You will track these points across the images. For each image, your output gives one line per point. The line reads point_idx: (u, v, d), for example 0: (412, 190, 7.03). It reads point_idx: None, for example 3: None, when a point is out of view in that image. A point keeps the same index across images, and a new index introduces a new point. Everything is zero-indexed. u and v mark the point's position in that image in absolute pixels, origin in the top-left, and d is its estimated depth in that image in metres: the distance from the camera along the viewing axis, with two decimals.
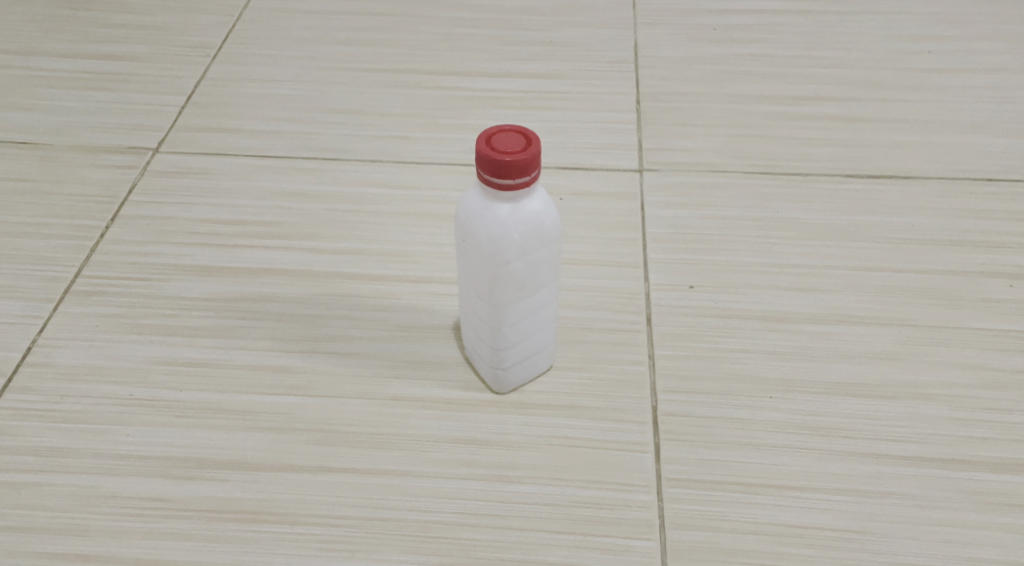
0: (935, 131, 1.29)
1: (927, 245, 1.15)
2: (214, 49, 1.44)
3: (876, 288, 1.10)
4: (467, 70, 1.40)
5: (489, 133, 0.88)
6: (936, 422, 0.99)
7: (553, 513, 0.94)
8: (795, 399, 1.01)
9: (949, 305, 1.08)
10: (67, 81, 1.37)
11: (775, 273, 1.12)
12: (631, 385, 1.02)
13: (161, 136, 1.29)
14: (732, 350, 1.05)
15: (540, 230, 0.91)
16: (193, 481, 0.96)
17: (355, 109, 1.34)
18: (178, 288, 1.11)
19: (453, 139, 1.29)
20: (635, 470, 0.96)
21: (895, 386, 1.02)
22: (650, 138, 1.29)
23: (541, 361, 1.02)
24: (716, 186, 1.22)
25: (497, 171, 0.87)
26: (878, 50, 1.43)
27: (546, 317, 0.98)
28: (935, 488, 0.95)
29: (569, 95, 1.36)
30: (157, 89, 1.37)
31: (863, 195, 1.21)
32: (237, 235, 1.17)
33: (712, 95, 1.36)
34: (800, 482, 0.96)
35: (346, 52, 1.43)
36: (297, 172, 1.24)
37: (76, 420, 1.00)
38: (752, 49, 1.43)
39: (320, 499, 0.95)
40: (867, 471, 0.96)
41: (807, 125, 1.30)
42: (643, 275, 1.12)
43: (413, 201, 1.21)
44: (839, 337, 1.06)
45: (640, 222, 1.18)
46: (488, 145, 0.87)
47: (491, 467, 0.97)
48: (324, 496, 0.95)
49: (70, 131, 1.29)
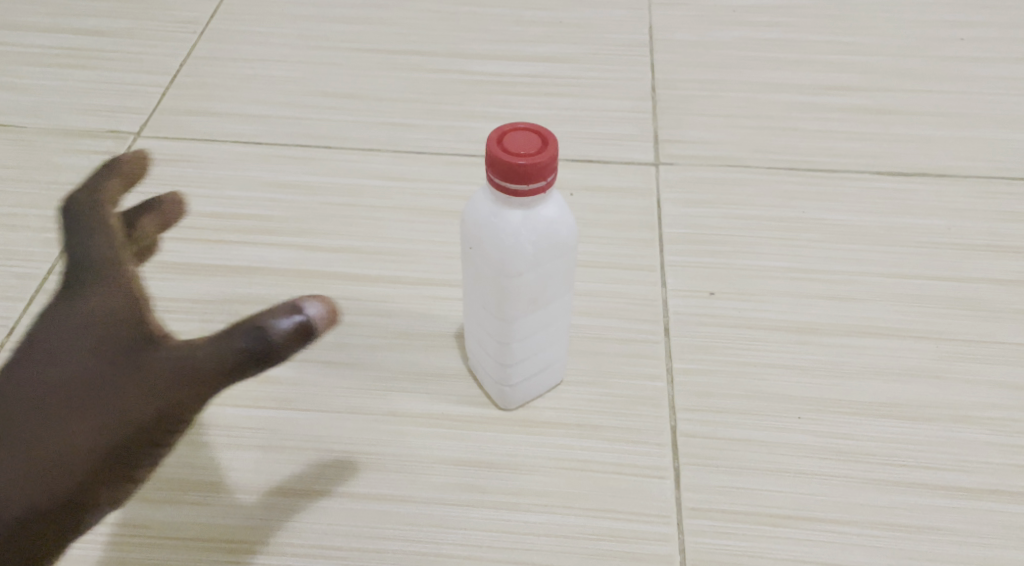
0: (971, 125, 1.21)
1: (965, 250, 1.07)
2: (200, 24, 1.35)
3: (911, 298, 1.03)
4: (471, 52, 1.31)
5: (501, 131, 0.80)
6: (978, 448, 0.92)
7: (564, 546, 0.87)
8: (827, 421, 0.94)
9: (990, 318, 1.01)
10: (43, 58, 1.28)
11: (803, 279, 1.04)
12: (649, 402, 0.95)
13: (142, 118, 1.20)
14: (759, 364, 0.97)
15: (555, 239, 0.83)
16: (173, 505, 0.89)
17: (352, 93, 1.25)
18: (161, 288, 1.03)
19: (456, 128, 1.21)
20: (655, 499, 0.89)
21: (933, 407, 0.95)
22: (668, 128, 1.21)
23: (552, 376, 0.94)
24: (739, 183, 1.14)
25: (507, 175, 0.79)
26: (907, 36, 1.34)
27: (558, 328, 0.90)
28: (975, 522, 0.89)
29: (580, 81, 1.27)
30: (141, 67, 1.28)
31: (895, 194, 1.13)
32: (223, 229, 1.08)
33: (732, 83, 1.27)
34: (832, 514, 0.89)
35: (341, 31, 1.34)
36: (289, 161, 1.16)
37: None
38: (775, 34, 1.35)
39: (312, 529, 0.88)
40: (904, 502, 0.90)
41: (835, 116, 1.22)
42: (661, 280, 1.04)
43: (413, 194, 1.13)
44: (872, 352, 0.98)
45: (656, 220, 1.10)
46: (503, 144, 0.79)
47: (497, 493, 0.90)
48: (315, 529, 0.88)
49: (45, 113, 1.20)
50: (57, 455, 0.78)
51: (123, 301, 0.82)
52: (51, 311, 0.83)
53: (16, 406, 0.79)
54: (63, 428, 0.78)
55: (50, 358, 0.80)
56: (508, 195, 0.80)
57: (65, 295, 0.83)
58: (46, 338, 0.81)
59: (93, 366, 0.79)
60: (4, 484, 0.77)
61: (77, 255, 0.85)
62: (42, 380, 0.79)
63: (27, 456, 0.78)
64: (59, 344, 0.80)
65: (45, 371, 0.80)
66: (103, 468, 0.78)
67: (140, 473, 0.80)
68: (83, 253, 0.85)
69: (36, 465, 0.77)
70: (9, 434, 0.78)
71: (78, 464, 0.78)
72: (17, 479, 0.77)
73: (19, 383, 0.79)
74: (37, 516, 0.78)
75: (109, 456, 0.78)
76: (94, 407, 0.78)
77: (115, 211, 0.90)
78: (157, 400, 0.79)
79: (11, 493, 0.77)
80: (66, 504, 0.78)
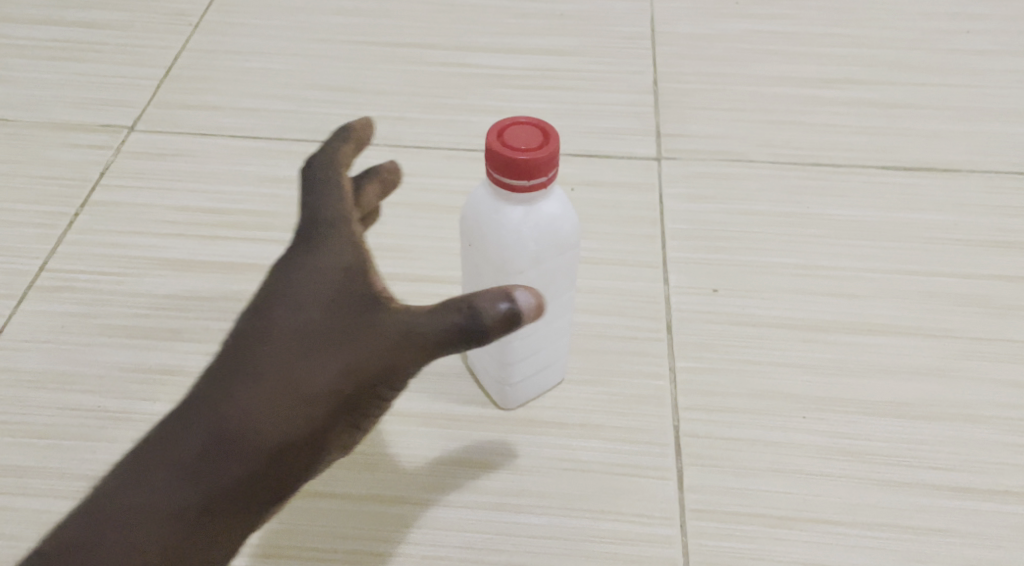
0: (977, 119, 1.19)
1: (972, 247, 1.05)
2: (196, 16, 1.33)
3: (918, 295, 1.01)
4: (470, 45, 1.29)
5: (496, 131, 0.78)
6: (986, 448, 0.91)
7: (565, 549, 0.85)
8: (832, 420, 0.92)
9: (998, 315, 0.99)
10: (35, 50, 1.26)
11: (808, 276, 1.03)
12: (651, 401, 0.93)
13: (136, 112, 1.19)
14: (763, 363, 0.96)
15: (557, 236, 0.81)
16: None
17: (350, 86, 1.23)
18: (155, 284, 1.01)
19: (455, 122, 1.19)
20: (657, 500, 0.88)
21: (941, 406, 0.93)
22: (670, 122, 1.19)
23: (552, 375, 0.93)
24: (742, 178, 1.12)
25: (516, 173, 0.77)
26: (913, 29, 1.32)
27: (559, 327, 0.89)
28: (984, 523, 0.87)
29: (581, 74, 1.25)
30: (134, 59, 1.26)
31: (900, 189, 1.11)
32: (218, 224, 1.06)
33: (735, 76, 1.26)
34: (838, 516, 0.87)
35: (338, 23, 1.32)
36: (286, 155, 1.14)
37: (39, 435, 0.90)
38: (779, 26, 1.33)
39: (385, 534, 0.86)
40: (910, 503, 0.88)
41: (839, 110, 1.20)
42: (663, 276, 1.02)
43: (411, 189, 1.11)
44: (878, 350, 0.97)
45: (658, 216, 1.08)
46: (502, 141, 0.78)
47: (496, 494, 0.88)
48: (387, 536, 0.86)
49: (37, 106, 1.19)
50: (287, 404, 0.76)
51: (358, 251, 0.79)
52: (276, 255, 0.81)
53: (236, 346, 0.78)
54: (307, 369, 0.76)
55: (288, 302, 0.78)
56: (517, 193, 0.79)
57: (300, 240, 0.80)
58: (280, 276, 0.79)
59: (320, 321, 0.77)
60: (254, 435, 0.75)
61: (310, 206, 0.81)
62: (276, 325, 0.77)
63: (248, 400, 0.76)
64: (301, 285, 0.78)
65: (278, 316, 0.78)
66: (345, 410, 0.77)
67: (367, 423, 0.78)
68: (315, 211, 0.80)
69: (273, 408, 0.76)
70: (251, 382, 0.76)
71: (284, 426, 0.76)
72: (246, 421, 0.76)
73: (253, 325, 0.78)
74: (281, 456, 0.76)
75: (344, 404, 0.77)
76: (340, 347, 0.76)
77: (344, 158, 0.83)
78: (378, 363, 0.77)
79: (262, 431, 0.75)
80: (309, 446, 0.76)
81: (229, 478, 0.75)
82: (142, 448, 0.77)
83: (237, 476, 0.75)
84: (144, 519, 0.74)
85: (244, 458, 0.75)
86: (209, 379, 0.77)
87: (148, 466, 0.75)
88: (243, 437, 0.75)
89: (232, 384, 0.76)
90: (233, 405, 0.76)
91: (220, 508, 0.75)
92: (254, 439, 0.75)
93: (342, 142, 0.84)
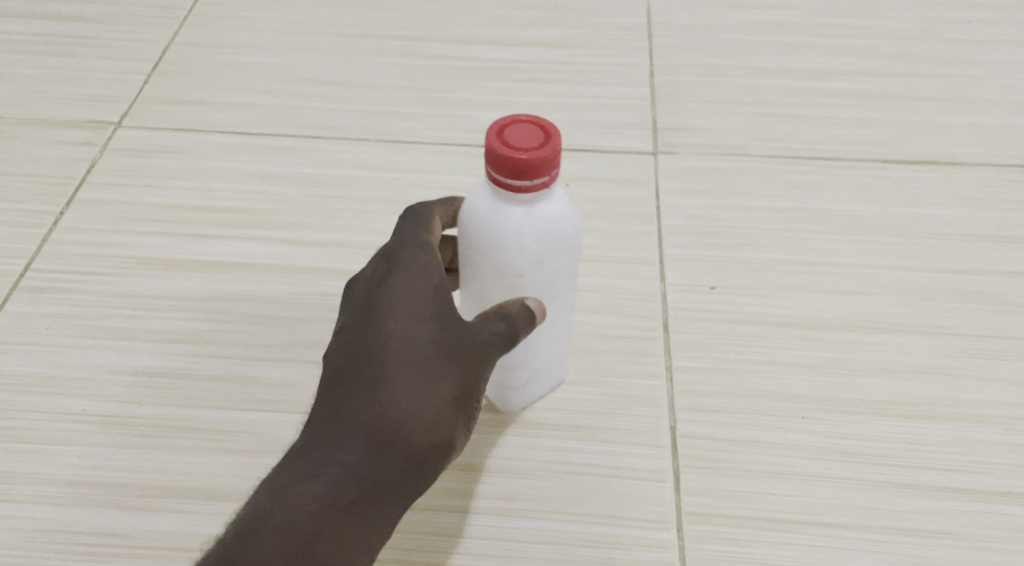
0: (980, 111, 1.17)
1: (974, 242, 1.03)
2: (184, 9, 1.31)
3: (919, 291, 0.99)
4: (462, 37, 1.27)
5: (494, 149, 0.75)
6: (990, 449, 0.89)
7: (560, 554, 0.84)
8: (832, 420, 0.91)
9: (1002, 312, 0.97)
10: (20, 45, 1.24)
11: (808, 273, 1.01)
12: (647, 402, 0.92)
13: (122, 108, 1.17)
14: (761, 362, 0.94)
15: (559, 237, 0.79)
16: (154, 513, 0.86)
17: (340, 80, 1.21)
18: (141, 284, 0.99)
19: (447, 116, 1.17)
20: (653, 504, 0.86)
21: (943, 406, 0.91)
22: (666, 115, 1.17)
23: (552, 377, 0.91)
24: (739, 172, 1.10)
25: (540, 170, 0.75)
26: (913, 19, 1.30)
27: (561, 328, 0.87)
28: (987, 526, 0.85)
29: (575, 66, 1.23)
30: (121, 54, 1.24)
31: (901, 183, 1.09)
32: (206, 222, 1.04)
33: (732, 67, 1.23)
34: (838, 519, 0.86)
35: (329, 15, 1.30)
36: (275, 151, 1.12)
37: (22, 440, 0.89)
38: (777, 16, 1.31)
39: (432, 546, 0.84)
40: (912, 506, 0.86)
41: (838, 102, 1.18)
42: (659, 273, 1.01)
43: (403, 185, 1.09)
44: (878, 349, 0.95)
45: (654, 212, 1.06)
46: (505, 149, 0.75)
47: (491, 498, 0.86)
48: (443, 547, 0.84)
49: (22, 103, 1.17)
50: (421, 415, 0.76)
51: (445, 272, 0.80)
52: (365, 276, 0.81)
53: (352, 361, 0.77)
54: (430, 379, 0.77)
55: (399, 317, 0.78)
56: (528, 194, 0.77)
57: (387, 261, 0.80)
58: (379, 292, 0.79)
59: (435, 332, 0.78)
60: (393, 446, 0.76)
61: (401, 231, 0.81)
62: (387, 336, 0.77)
63: (381, 410, 0.76)
64: (407, 297, 0.78)
65: (385, 328, 0.77)
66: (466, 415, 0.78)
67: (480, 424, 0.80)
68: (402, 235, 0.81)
69: (403, 416, 0.76)
70: (384, 398, 0.76)
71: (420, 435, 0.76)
72: (379, 430, 0.76)
73: (362, 340, 0.78)
74: (419, 467, 0.76)
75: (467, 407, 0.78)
76: (454, 354, 0.78)
77: (441, 218, 0.84)
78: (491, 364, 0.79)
79: (402, 445, 0.76)
80: (446, 449, 0.77)
81: (376, 490, 0.75)
82: (283, 472, 0.76)
83: (383, 492, 0.75)
84: (304, 541, 0.73)
85: (387, 471, 0.75)
86: (334, 400, 0.77)
87: (296, 487, 0.74)
88: (383, 452, 0.75)
89: (357, 397, 0.76)
90: (365, 417, 0.76)
91: (371, 519, 0.75)
92: (391, 447, 0.76)
93: (433, 202, 0.85)
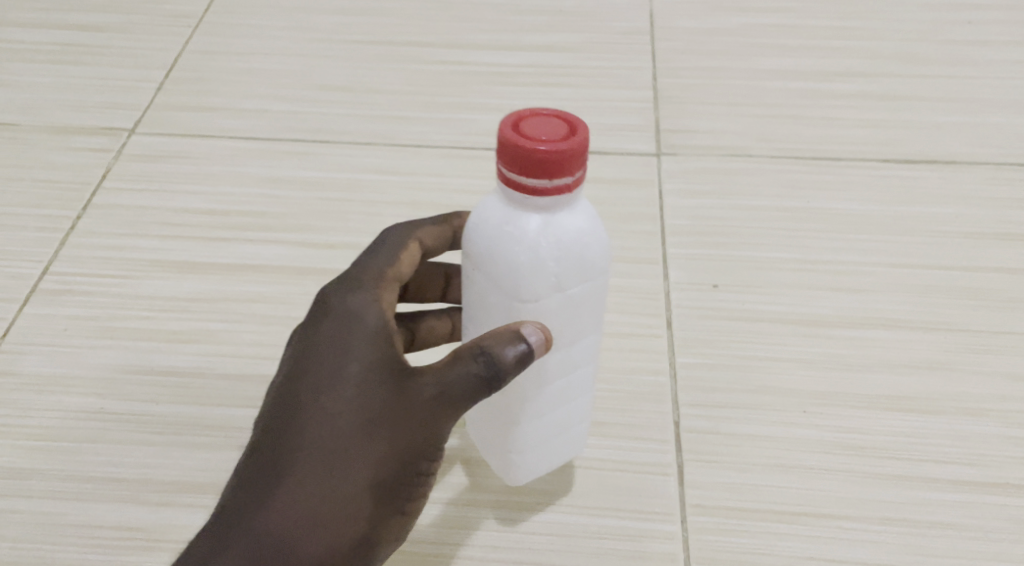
0: (978, 110, 1.18)
1: (974, 239, 1.05)
2: (196, 19, 1.34)
3: (918, 288, 1.01)
4: (469, 43, 1.29)
5: (511, 145, 0.70)
6: (989, 441, 0.91)
7: (566, 546, 0.86)
8: (833, 414, 0.92)
9: (1000, 307, 0.99)
10: (37, 54, 1.26)
11: (809, 271, 1.02)
12: (652, 397, 0.94)
13: (136, 115, 1.19)
14: (763, 358, 0.96)
15: (581, 255, 0.73)
16: (170, 507, 0.88)
17: (349, 85, 1.23)
18: (156, 286, 1.01)
19: (454, 120, 1.19)
20: (657, 496, 0.88)
21: (943, 399, 0.93)
22: (670, 118, 1.19)
23: (568, 443, 0.85)
24: (741, 172, 1.12)
25: (562, 167, 0.70)
26: (912, 22, 1.32)
27: (581, 375, 0.80)
28: (987, 516, 0.87)
29: (579, 70, 1.25)
30: (134, 62, 1.26)
31: (901, 182, 1.11)
32: (219, 226, 1.07)
33: (734, 70, 1.25)
34: (841, 510, 0.87)
35: (338, 23, 1.33)
36: (286, 156, 1.14)
37: (41, 438, 0.91)
38: (778, 20, 1.33)
39: (442, 539, 0.86)
40: (912, 497, 0.88)
41: (839, 103, 1.20)
42: (663, 272, 1.03)
43: (411, 187, 1.11)
44: (879, 344, 0.97)
45: (658, 212, 1.08)
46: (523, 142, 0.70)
47: (499, 493, 0.89)
48: (453, 540, 0.86)
49: (39, 111, 1.19)
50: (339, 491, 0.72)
51: (387, 317, 0.75)
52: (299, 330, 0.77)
53: (272, 430, 0.73)
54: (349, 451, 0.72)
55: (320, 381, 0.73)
56: (547, 195, 0.71)
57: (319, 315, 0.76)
58: (304, 352, 0.75)
59: (355, 399, 0.73)
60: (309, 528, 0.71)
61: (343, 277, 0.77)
62: (302, 404, 0.73)
63: (297, 486, 0.72)
64: (329, 359, 0.74)
65: (304, 392, 0.73)
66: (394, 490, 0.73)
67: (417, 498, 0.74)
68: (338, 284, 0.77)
69: (313, 494, 0.72)
70: (299, 475, 0.72)
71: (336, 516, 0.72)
72: (288, 511, 0.71)
73: (283, 407, 0.74)
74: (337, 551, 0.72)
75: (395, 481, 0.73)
76: (379, 422, 0.73)
77: (423, 241, 0.80)
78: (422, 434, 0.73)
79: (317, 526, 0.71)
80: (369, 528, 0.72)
81: None
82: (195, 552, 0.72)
83: None
84: None
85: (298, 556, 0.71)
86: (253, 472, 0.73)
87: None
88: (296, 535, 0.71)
89: (274, 471, 0.72)
90: (274, 494, 0.72)
91: None
92: (303, 532, 0.71)
93: (422, 223, 0.81)
